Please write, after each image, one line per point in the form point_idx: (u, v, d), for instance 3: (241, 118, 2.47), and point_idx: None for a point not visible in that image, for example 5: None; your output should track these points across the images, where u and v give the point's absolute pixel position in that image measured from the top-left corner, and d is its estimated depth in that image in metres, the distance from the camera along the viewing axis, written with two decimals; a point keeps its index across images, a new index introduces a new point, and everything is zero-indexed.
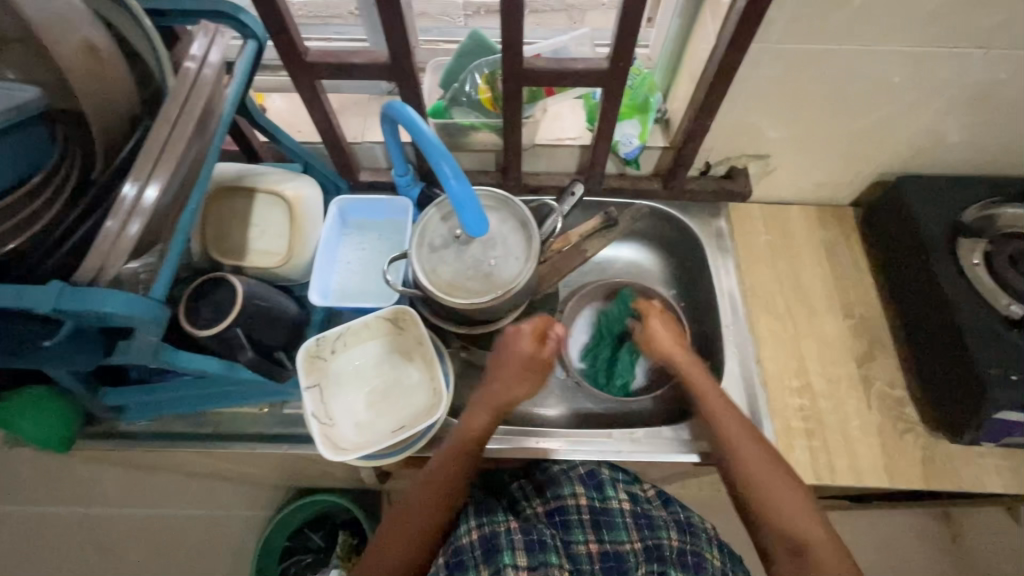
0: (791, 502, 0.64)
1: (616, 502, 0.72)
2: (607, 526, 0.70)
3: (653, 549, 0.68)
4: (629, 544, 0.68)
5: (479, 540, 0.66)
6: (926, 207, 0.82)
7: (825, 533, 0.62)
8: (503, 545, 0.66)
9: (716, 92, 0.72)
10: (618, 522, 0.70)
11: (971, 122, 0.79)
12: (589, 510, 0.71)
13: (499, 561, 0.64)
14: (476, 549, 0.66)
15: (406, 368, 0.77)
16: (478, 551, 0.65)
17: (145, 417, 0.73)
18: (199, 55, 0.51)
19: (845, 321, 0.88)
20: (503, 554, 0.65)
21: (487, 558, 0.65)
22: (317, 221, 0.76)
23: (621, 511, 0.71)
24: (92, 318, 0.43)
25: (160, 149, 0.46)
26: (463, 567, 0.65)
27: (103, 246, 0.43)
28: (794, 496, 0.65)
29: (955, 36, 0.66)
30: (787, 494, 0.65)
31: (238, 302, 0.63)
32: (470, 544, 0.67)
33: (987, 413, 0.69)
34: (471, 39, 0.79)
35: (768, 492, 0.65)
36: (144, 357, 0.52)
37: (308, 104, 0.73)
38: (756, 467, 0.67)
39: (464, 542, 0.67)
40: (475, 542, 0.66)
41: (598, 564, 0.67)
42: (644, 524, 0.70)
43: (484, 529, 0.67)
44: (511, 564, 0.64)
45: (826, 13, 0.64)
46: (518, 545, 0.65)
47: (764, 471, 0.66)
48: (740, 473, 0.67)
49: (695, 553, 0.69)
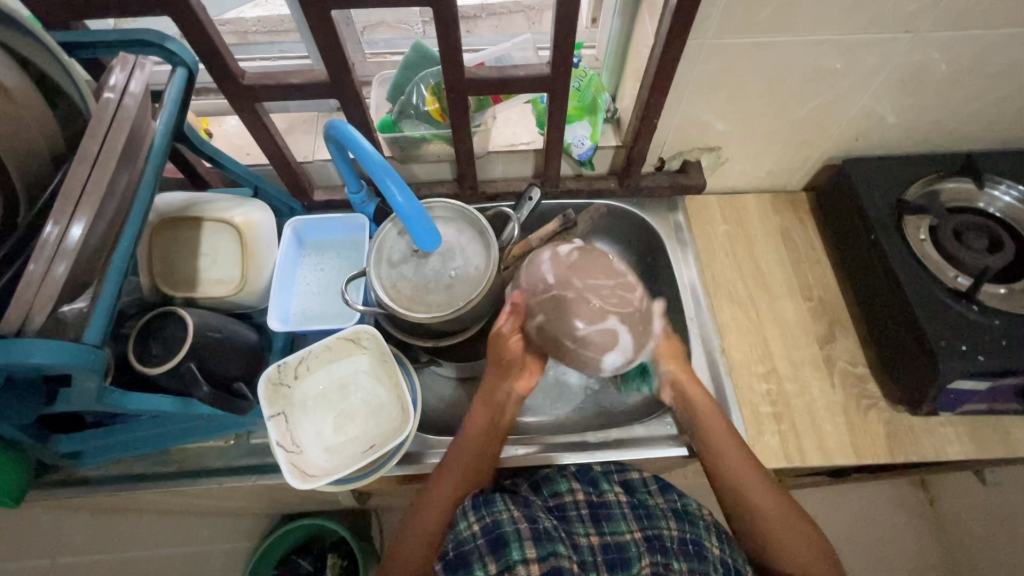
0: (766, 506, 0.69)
1: (613, 495, 0.74)
2: (606, 519, 0.72)
3: (655, 539, 0.69)
4: (630, 535, 0.70)
5: (482, 531, 0.66)
6: (871, 188, 0.85)
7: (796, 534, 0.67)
8: (509, 535, 0.65)
9: (659, 90, 0.73)
10: (616, 514, 0.72)
11: (905, 103, 0.81)
12: (587, 504, 0.73)
13: (508, 556, 0.63)
14: (481, 540, 0.65)
15: (375, 388, 0.76)
16: (483, 544, 0.64)
17: (105, 461, 0.71)
18: (118, 85, 0.49)
19: (804, 304, 0.89)
20: (511, 548, 0.64)
21: (495, 553, 0.64)
22: (270, 246, 0.74)
23: (618, 502, 0.73)
24: (19, 369, 0.41)
25: (82, 187, 0.44)
26: (504, 546, 0.64)
27: (27, 293, 0.41)
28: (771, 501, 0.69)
29: (880, 23, 0.68)
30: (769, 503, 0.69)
31: (189, 337, 0.62)
32: (473, 536, 0.66)
33: (940, 384, 0.72)
34: (413, 52, 0.78)
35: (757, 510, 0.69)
36: (85, 404, 0.49)
37: (251, 127, 0.71)
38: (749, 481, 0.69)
39: (466, 535, 0.66)
40: (478, 533, 0.66)
41: (600, 556, 0.68)
42: (642, 515, 0.72)
43: (486, 521, 0.66)
44: (520, 561, 0.63)
45: (754, 9, 0.65)
46: (524, 536, 0.65)
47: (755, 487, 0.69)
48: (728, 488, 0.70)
49: (695, 542, 0.70)
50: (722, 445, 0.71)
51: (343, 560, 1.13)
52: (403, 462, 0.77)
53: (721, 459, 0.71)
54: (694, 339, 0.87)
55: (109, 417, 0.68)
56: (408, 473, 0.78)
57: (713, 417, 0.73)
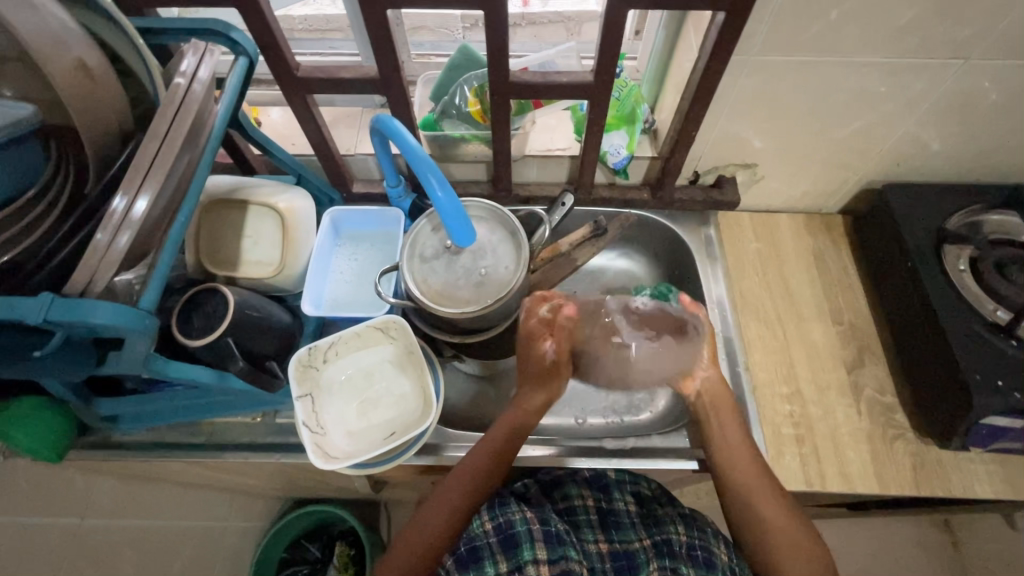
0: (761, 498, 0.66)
1: (623, 503, 0.77)
2: (616, 526, 0.75)
3: (663, 545, 0.72)
4: (638, 543, 0.73)
5: (494, 530, 0.70)
6: (910, 214, 0.84)
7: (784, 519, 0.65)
8: (523, 535, 0.69)
9: (700, 102, 0.73)
10: (625, 522, 0.75)
11: (952, 131, 0.80)
12: (597, 509, 0.76)
13: (520, 556, 0.68)
14: (492, 538, 0.69)
15: (398, 378, 0.77)
16: (495, 541, 0.69)
17: (140, 427, 0.74)
18: (188, 71, 0.52)
19: (833, 328, 0.88)
20: (523, 549, 0.68)
21: (507, 552, 0.68)
22: (309, 233, 0.77)
23: (628, 511, 0.76)
24: (81, 328, 0.44)
25: (150, 163, 0.47)
26: (516, 543, 0.68)
27: (93, 259, 0.44)
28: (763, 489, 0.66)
29: (931, 48, 0.67)
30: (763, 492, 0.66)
31: (229, 313, 0.64)
32: (485, 534, 0.70)
33: (974, 418, 0.70)
34: (459, 54, 0.80)
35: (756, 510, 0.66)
36: (133, 368, 0.52)
37: (300, 118, 0.74)
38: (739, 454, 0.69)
39: (478, 532, 0.70)
40: (491, 532, 0.70)
41: (609, 563, 0.71)
42: (651, 525, 0.75)
43: (498, 521, 0.70)
44: (531, 560, 0.67)
45: (802, 27, 0.66)
46: (536, 538, 0.68)
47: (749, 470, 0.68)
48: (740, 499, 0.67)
49: (704, 549, 0.71)
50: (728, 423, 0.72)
51: (350, 549, 1.14)
52: (421, 454, 0.78)
53: (736, 472, 0.68)
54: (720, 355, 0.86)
55: (147, 386, 0.72)
56: (425, 464, 0.79)
57: (731, 435, 0.71)
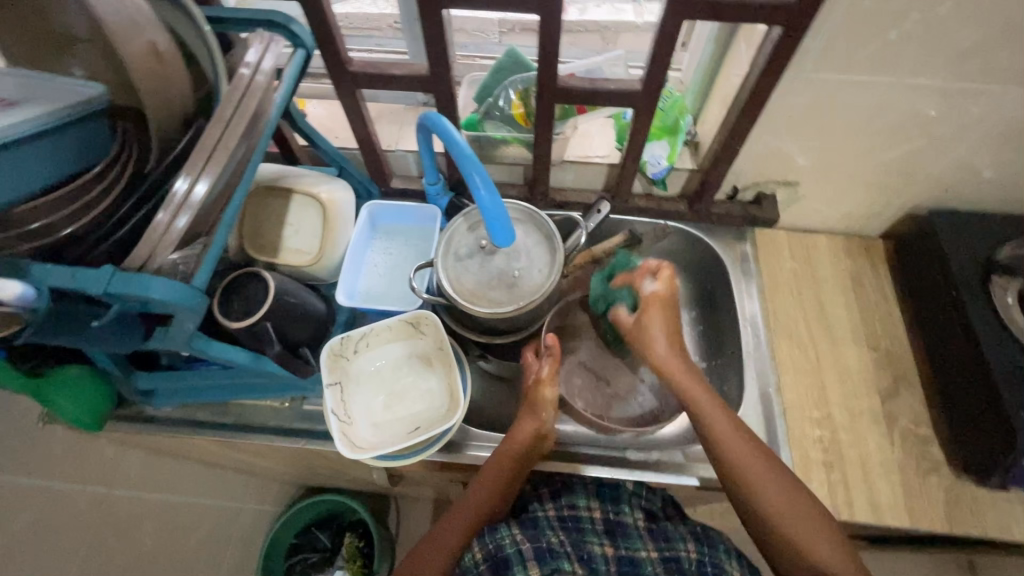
0: (781, 502, 0.62)
1: (631, 517, 0.76)
2: (621, 535, 0.74)
3: (672, 559, 0.72)
4: (645, 552, 0.72)
5: (484, 556, 0.67)
6: (957, 242, 0.81)
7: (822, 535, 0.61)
8: (513, 557, 0.66)
9: (748, 116, 0.72)
10: (633, 533, 0.74)
11: (1007, 159, 0.77)
12: (603, 520, 0.76)
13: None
14: (482, 566, 0.66)
15: (425, 374, 0.78)
16: (485, 565, 0.66)
17: (171, 402, 0.76)
18: (253, 62, 0.54)
19: (869, 354, 0.86)
20: (514, 567, 0.65)
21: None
22: (348, 224, 0.78)
23: (636, 524, 0.75)
24: (136, 302, 0.45)
25: (213, 147, 0.49)
26: (508, 565, 0.66)
27: (153, 236, 0.46)
28: (771, 485, 0.63)
29: (993, 73, 0.66)
30: (783, 496, 0.63)
31: (269, 298, 0.66)
32: (476, 564, 0.66)
33: (1016, 458, 0.67)
34: (506, 56, 0.81)
35: (782, 519, 0.62)
36: (179, 344, 0.54)
37: (348, 111, 0.76)
38: (733, 441, 0.65)
39: (470, 565, 0.67)
40: (480, 561, 0.66)
41: (614, 567, 0.70)
42: (660, 537, 0.74)
43: (489, 547, 0.67)
44: None
45: (860, 45, 0.65)
46: (529, 556, 0.66)
47: (747, 456, 0.65)
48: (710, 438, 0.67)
49: (714, 565, 0.72)
50: (696, 392, 0.67)
51: (359, 541, 1.15)
52: (443, 451, 0.79)
53: (738, 465, 0.64)
54: (750, 373, 0.85)
55: (182, 362, 0.73)
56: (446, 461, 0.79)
57: (703, 398, 0.67)
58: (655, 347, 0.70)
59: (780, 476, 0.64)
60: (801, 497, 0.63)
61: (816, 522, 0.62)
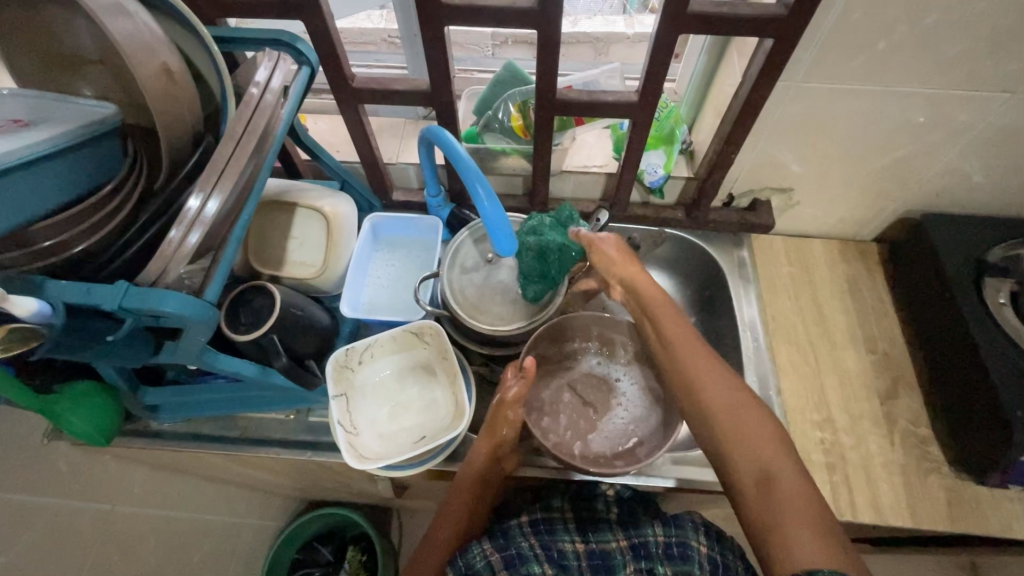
0: (747, 421, 0.56)
1: (604, 511, 0.75)
2: (593, 529, 0.73)
3: (640, 547, 0.70)
4: (615, 543, 0.71)
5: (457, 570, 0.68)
6: (949, 244, 0.83)
7: (783, 454, 0.53)
8: (482, 569, 0.68)
9: (742, 125, 0.74)
10: (603, 526, 0.73)
11: (996, 164, 0.79)
12: (575, 518, 0.75)
13: None
14: None
15: (430, 383, 0.79)
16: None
17: (178, 417, 0.76)
18: (262, 82, 0.55)
19: (867, 356, 0.87)
20: None
21: None
22: (352, 236, 0.79)
23: (607, 518, 0.74)
24: (149, 316, 0.46)
25: (224, 165, 0.50)
26: None
27: (167, 252, 0.46)
28: (735, 396, 0.58)
29: (977, 81, 0.68)
30: (751, 414, 0.57)
31: (275, 311, 0.66)
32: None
33: (1013, 454, 0.68)
34: (505, 69, 0.83)
35: (742, 429, 0.56)
36: (188, 357, 0.54)
37: (351, 126, 0.77)
38: (693, 346, 0.63)
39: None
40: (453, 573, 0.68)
41: (585, 562, 0.70)
42: (629, 527, 0.73)
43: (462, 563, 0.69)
44: None
45: (850, 55, 0.66)
46: (497, 567, 0.67)
47: (704, 362, 0.62)
48: (662, 350, 0.65)
49: (681, 545, 0.69)
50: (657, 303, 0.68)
51: (362, 554, 1.15)
52: (449, 461, 0.79)
53: (692, 366, 0.62)
54: (751, 377, 0.85)
55: (189, 377, 0.74)
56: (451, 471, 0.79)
57: (665, 310, 0.67)
58: (639, 284, 0.70)
59: (743, 388, 0.59)
60: (763, 419, 0.56)
61: (778, 444, 0.54)
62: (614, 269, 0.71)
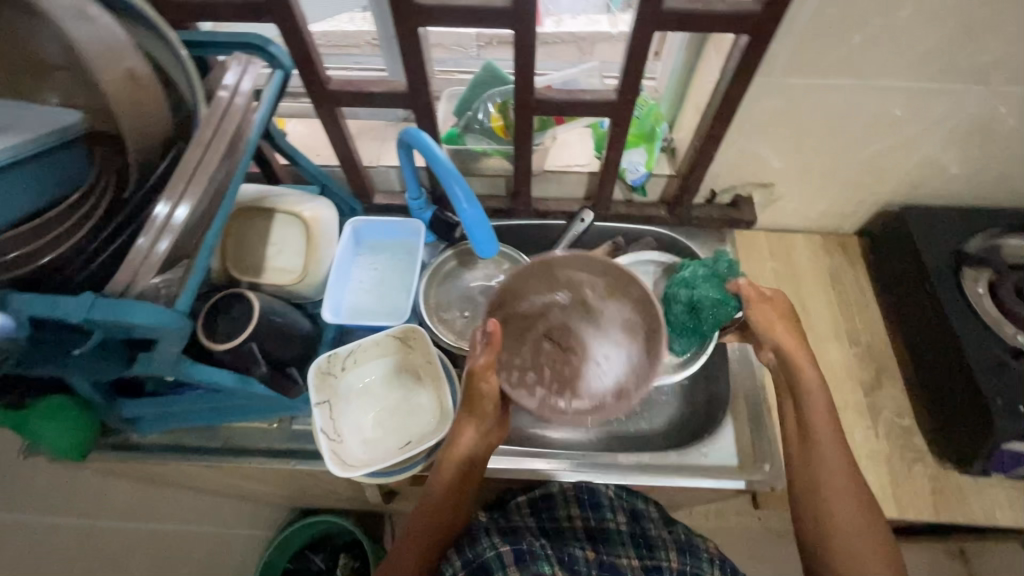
0: (858, 530, 0.62)
1: (613, 522, 0.76)
2: (604, 541, 0.74)
3: (654, 570, 0.72)
4: (626, 560, 0.72)
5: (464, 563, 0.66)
6: (929, 236, 0.84)
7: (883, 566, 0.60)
8: (491, 560, 0.66)
9: (721, 122, 0.74)
10: (614, 538, 0.75)
11: (971, 155, 0.80)
12: (584, 528, 0.75)
13: None
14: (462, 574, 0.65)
15: (415, 388, 0.78)
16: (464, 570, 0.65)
17: (158, 429, 0.75)
18: (231, 84, 0.54)
19: (851, 348, 0.88)
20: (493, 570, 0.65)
21: None
22: (332, 241, 0.78)
23: (618, 529, 0.75)
24: (119, 327, 0.45)
25: (193, 170, 0.49)
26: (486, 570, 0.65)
27: (135, 261, 0.45)
28: (854, 506, 0.63)
29: (949, 74, 0.68)
30: (864, 526, 0.62)
31: (253, 318, 0.65)
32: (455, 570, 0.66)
33: (994, 442, 0.69)
34: (483, 71, 0.82)
35: (852, 538, 0.62)
36: (163, 368, 0.53)
37: (329, 130, 0.76)
38: (833, 457, 0.65)
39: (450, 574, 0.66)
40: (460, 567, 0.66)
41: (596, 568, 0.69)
42: (641, 544, 0.75)
43: (470, 558, 0.66)
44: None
45: (825, 50, 0.67)
46: (508, 561, 0.65)
47: (838, 474, 0.64)
48: (799, 447, 0.68)
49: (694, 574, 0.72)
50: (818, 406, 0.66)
51: (354, 561, 1.14)
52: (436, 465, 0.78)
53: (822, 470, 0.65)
54: (737, 372, 0.85)
55: (169, 388, 0.73)
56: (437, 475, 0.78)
57: (819, 406, 0.67)
58: (804, 368, 0.67)
59: (865, 499, 0.63)
60: (878, 534, 0.62)
61: (880, 556, 0.61)
62: (769, 329, 0.68)
